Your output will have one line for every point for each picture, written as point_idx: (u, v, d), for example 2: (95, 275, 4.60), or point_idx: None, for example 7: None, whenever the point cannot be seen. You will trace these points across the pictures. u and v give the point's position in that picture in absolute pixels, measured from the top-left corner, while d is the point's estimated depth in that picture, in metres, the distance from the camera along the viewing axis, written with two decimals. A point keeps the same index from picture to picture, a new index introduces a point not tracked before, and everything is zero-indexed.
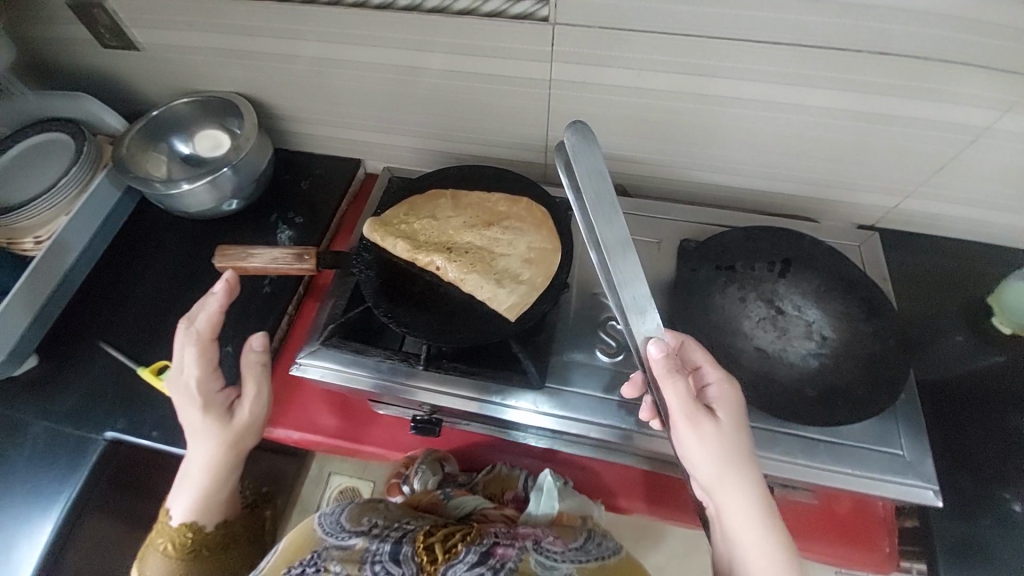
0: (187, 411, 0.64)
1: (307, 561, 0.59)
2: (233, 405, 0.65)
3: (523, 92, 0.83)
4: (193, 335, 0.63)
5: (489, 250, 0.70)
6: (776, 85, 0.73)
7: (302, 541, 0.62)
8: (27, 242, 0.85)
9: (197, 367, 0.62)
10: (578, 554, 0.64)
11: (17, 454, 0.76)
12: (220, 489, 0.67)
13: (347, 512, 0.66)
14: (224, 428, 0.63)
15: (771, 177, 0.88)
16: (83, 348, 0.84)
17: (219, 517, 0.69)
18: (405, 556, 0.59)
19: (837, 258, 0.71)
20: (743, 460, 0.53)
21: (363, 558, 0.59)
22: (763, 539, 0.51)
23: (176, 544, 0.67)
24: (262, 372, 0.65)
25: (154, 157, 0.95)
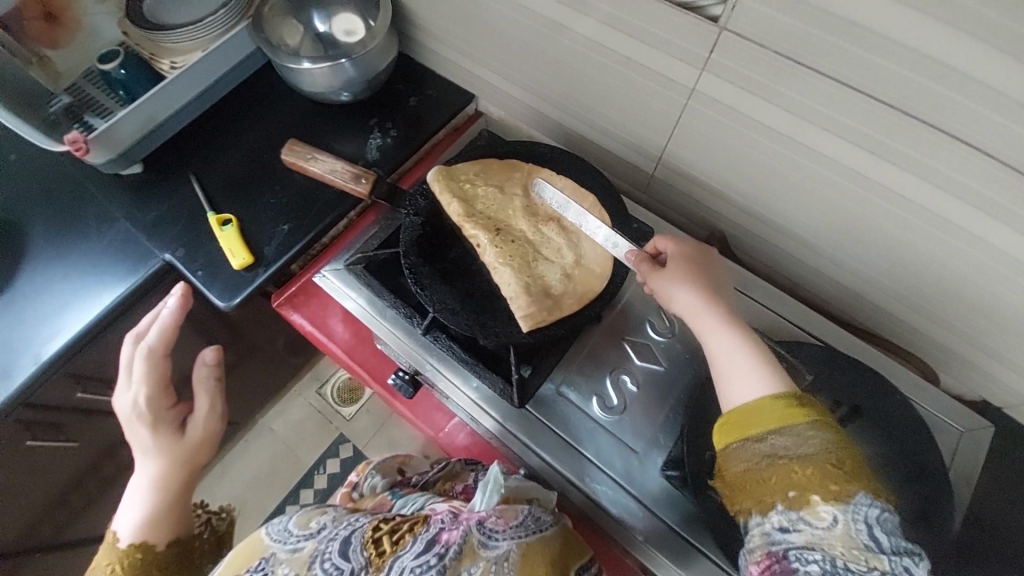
0: (134, 428, 0.63)
1: (255, 569, 0.53)
2: (185, 419, 0.64)
3: (657, 93, 0.72)
4: (144, 348, 0.64)
5: (534, 246, 0.67)
6: (963, 205, 0.57)
7: (250, 547, 0.55)
8: (164, 63, 0.92)
9: (146, 384, 0.63)
10: (518, 531, 0.59)
11: (99, 240, 0.88)
12: (172, 502, 0.61)
13: (297, 516, 0.60)
14: (176, 441, 0.63)
15: (899, 300, 0.72)
16: (178, 172, 0.93)
17: (172, 535, 0.60)
18: (353, 552, 0.53)
19: (922, 437, 0.57)
20: (699, 275, 0.57)
21: (313, 557, 0.53)
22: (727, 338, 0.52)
23: (124, 565, 0.57)
24: (215, 382, 0.66)
25: (292, 24, 0.97)
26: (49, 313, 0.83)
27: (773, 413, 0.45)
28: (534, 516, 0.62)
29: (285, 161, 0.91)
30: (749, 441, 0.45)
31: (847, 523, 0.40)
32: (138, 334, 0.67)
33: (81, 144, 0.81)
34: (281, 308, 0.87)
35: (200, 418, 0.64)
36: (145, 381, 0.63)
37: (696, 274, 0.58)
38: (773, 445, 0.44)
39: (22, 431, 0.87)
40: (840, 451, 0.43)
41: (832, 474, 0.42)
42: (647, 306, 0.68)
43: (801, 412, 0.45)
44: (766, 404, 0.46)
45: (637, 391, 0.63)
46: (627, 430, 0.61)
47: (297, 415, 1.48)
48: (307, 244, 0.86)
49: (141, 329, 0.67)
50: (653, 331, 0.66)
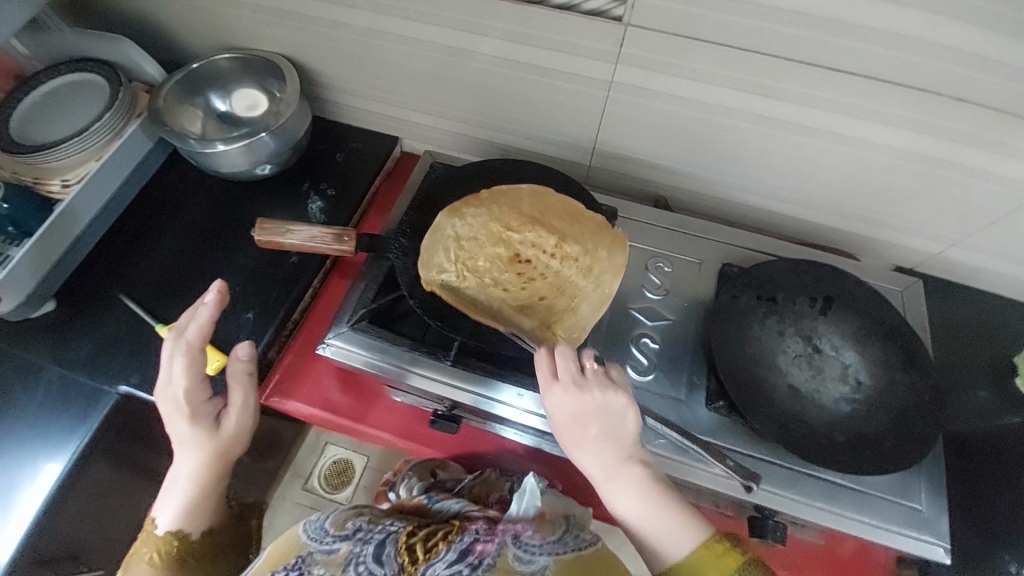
0: (175, 420, 0.64)
1: (292, 566, 0.62)
2: (220, 414, 0.66)
3: (578, 91, 0.81)
4: (183, 345, 0.64)
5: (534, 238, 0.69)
6: (844, 118, 0.71)
7: (286, 547, 0.64)
8: (54, 184, 0.83)
9: (186, 378, 0.63)
10: (556, 545, 0.62)
11: (27, 398, 0.75)
12: (208, 498, 0.66)
13: (333, 516, 0.68)
14: (211, 438, 0.64)
15: (817, 207, 0.86)
16: (102, 296, 0.83)
17: (207, 527, 0.67)
18: (388, 556, 0.62)
19: (880, 302, 0.69)
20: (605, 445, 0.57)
21: (346, 561, 0.62)
22: (637, 511, 0.57)
23: (162, 552, 0.65)
24: (248, 380, 0.66)
25: (190, 112, 0.92)
26: None
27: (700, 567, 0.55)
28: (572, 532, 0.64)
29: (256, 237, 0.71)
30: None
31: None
32: (176, 332, 0.65)
33: None
34: (272, 400, 0.81)
35: (236, 414, 0.65)
36: (184, 376, 0.63)
37: (591, 422, 0.57)
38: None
39: None
40: None
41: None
42: (636, 274, 0.75)
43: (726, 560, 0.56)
44: (693, 556, 0.56)
45: (659, 347, 0.69)
46: (661, 384, 0.67)
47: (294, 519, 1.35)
48: (280, 325, 0.82)
49: (179, 324, 0.65)
50: (650, 293, 0.73)
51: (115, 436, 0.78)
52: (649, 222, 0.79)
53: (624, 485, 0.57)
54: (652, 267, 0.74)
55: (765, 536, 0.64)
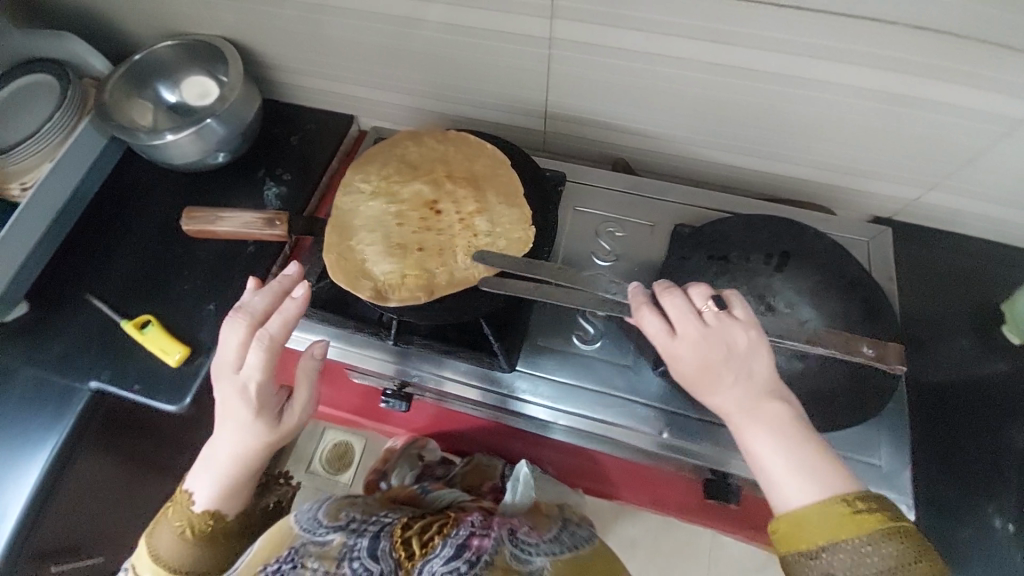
0: (236, 409, 0.56)
1: (284, 559, 0.54)
2: (285, 408, 0.58)
3: (520, 52, 0.77)
4: (265, 338, 0.55)
5: (467, 196, 0.69)
6: (798, 59, 0.66)
7: (279, 538, 0.57)
8: (14, 189, 0.83)
9: (260, 369, 0.55)
10: (552, 546, 0.64)
11: (6, 397, 0.78)
12: (251, 483, 0.60)
13: (327, 507, 0.60)
14: (273, 431, 0.57)
15: (784, 158, 0.82)
16: (70, 297, 0.85)
17: (243, 508, 0.62)
18: (383, 552, 0.55)
19: (839, 253, 0.66)
20: (724, 377, 0.51)
21: (341, 555, 0.54)
22: (812, 467, 0.49)
23: (194, 530, 0.58)
24: (319, 380, 0.59)
25: (139, 105, 0.91)
26: None
27: (831, 524, 0.46)
28: (568, 530, 0.67)
29: (185, 231, 0.79)
30: (802, 553, 0.47)
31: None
32: (257, 321, 0.56)
33: None
34: None
35: (301, 408, 0.58)
36: (258, 367, 0.55)
37: (712, 364, 0.51)
38: (828, 560, 0.46)
39: None
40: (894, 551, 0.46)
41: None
42: (586, 241, 0.72)
43: (860, 525, 0.46)
44: (821, 513, 0.47)
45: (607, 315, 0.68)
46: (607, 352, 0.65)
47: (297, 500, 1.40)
48: None
49: (260, 315, 0.56)
50: (599, 260, 0.71)
51: (96, 432, 0.80)
52: (600, 186, 0.76)
53: (767, 421, 0.50)
54: (603, 233, 0.72)
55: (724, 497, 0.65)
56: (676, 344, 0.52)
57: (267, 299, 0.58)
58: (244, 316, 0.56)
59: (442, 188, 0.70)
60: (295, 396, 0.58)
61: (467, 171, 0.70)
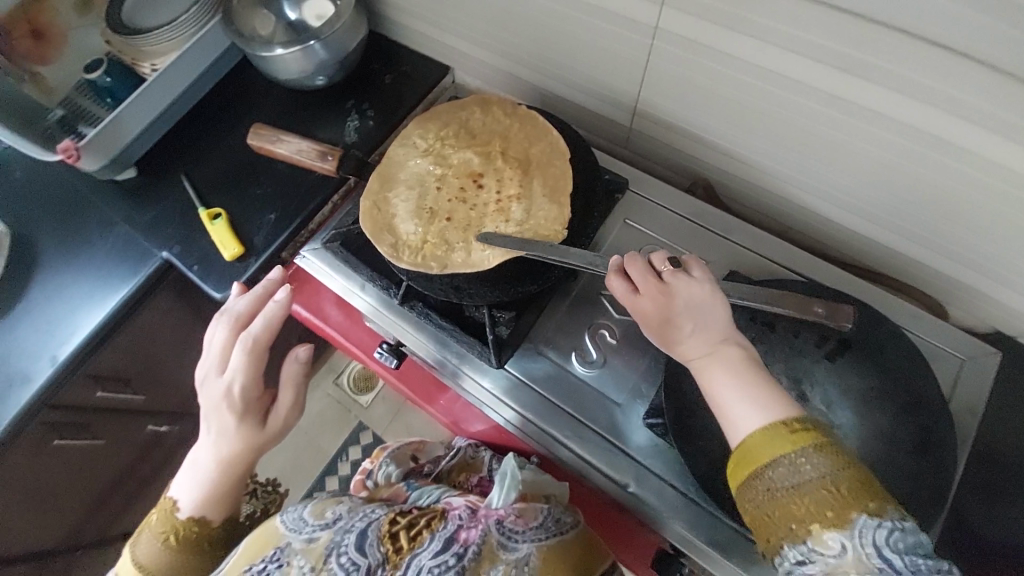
0: (221, 413, 0.62)
1: (270, 559, 0.55)
2: (269, 410, 0.64)
3: (622, 37, 0.69)
4: (248, 339, 0.62)
5: (511, 180, 0.66)
6: (947, 116, 0.53)
7: (266, 536, 0.57)
8: (145, 67, 0.95)
9: (243, 371, 0.62)
10: (538, 532, 0.62)
11: (102, 245, 0.92)
12: (233, 485, 0.63)
13: (311, 505, 0.61)
14: (258, 432, 0.62)
15: (896, 230, 0.68)
16: (169, 175, 0.96)
17: (227, 514, 0.64)
18: (370, 544, 0.56)
19: (915, 363, 0.55)
20: (682, 325, 0.50)
21: (328, 551, 0.55)
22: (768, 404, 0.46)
23: (179, 537, 0.61)
24: (302, 382, 0.65)
25: (261, 16, 0.96)
26: (61, 317, 0.88)
27: (775, 438, 0.44)
28: (553, 517, 0.63)
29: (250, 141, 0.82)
30: (752, 475, 0.45)
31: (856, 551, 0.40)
32: (239, 323, 0.64)
33: (73, 151, 0.84)
34: None
35: (284, 410, 0.64)
36: (242, 369, 0.61)
37: (667, 319, 0.50)
38: (775, 475, 0.44)
39: (49, 432, 0.91)
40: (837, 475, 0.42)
41: (830, 500, 0.41)
42: (624, 260, 0.66)
43: (797, 439, 0.43)
44: (764, 431, 0.45)
45: (617, 344, 0.63)
46: (604, 383, 0.62)
47: (317, 405, 1.53)
48: (293, 230, 0.88)
49: (243, 317, 0.64)
50: None
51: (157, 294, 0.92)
52: (661, 205, 0.69)
53: (725, 366, 0.48)
54: (645, 251, 0.64)
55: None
56: (639, 303, 0.52)
57: (249, 302, 0.65)
58: (229, 319, 0.64)
59: (491, 164, 0.68)
60: (279, 398, 0.64)
61: (521, 154, 0.68)
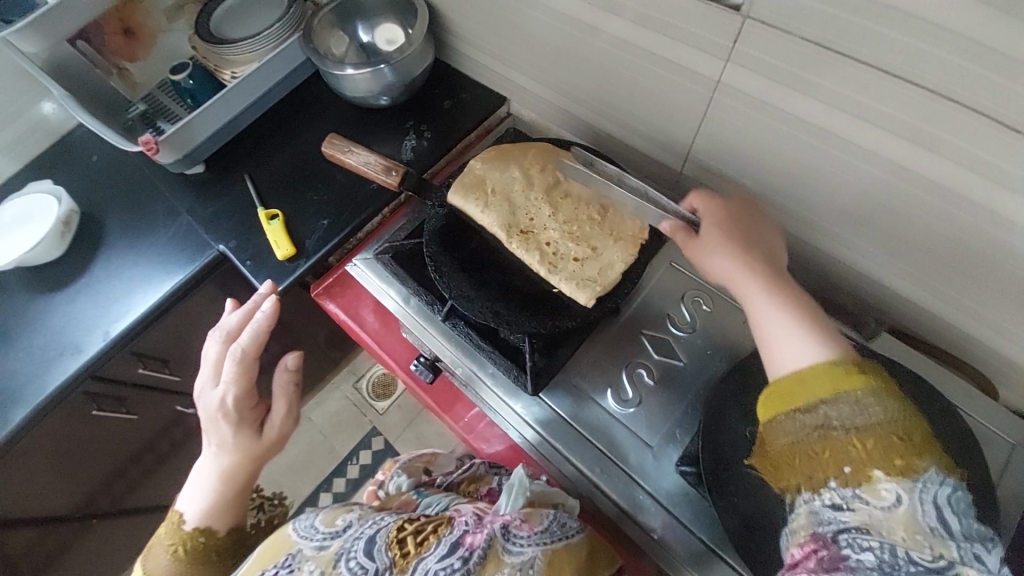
0: (219, 425, 0.66)
1: (282, 565, 0.54)
2: (264, 419, 0.68)
3: (685, 87, 0.71)
4: (238, 351, 0.66)
5: (552, 244, 0.66)
6: (1009, 193, 0.53)
7: (276, 544, 0.56)
8: (226, 74, 1.02)
9: (236, 384, 0.66)
10: (543, 536, 0.60)
11: (164, 231, 0.98)
12: (235, 495, 0.66)
13: (324, 513, 0.60)
14: (254, 441, 0.66)
15: (948, 301, 0.67)
16: (234, 173, 1.01)
17: (233, 525, 0.66)
18: (377, 551, 0.54)
19: (969, 449, 0.52)
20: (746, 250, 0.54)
21: (338, 557, 0.54)
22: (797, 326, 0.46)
23: (188, 547, 0.63)
24: (292, 391, 0.69)
25: (337, 36, 1.02)
26: (117, 296, 0.93)
27: (825, 377, 0.41)
28: (559, 521, 0.62)
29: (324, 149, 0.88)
30: (797, 410, 0.41)
31: (913, 504, 0.35)
32: (229, 337, 0.69)
33: (154, 145, 0.90)
34: (317, 298, 0.92)
35: (277, 418, 0.68)
36: (235, 380, 0.66)
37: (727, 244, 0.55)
38: (830, 413, 0.40)
39: (92, 403, 0.95)
40: (904, 420, 0.38)
41: (897, 447, 0.37)
42: (666, 301, 0.67)
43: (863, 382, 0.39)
44: (813, 369, 0.42)
45: (653, 385, 0.62)
46: (636, 423, 0.61)
47: (334, 406, 1.55)
48: (344, 237, 0.91)
49: (232, 331, 0.69)
50: (672, 326, 0.65)
51: (209, 283, 0.97)
52: None
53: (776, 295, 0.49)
54: (688, 299, 0.65)
55: None
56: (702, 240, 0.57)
57: (239, 318, 0.71)
58: (220, 335, 0.69)
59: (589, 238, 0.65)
60: (271, 409, 0.69)
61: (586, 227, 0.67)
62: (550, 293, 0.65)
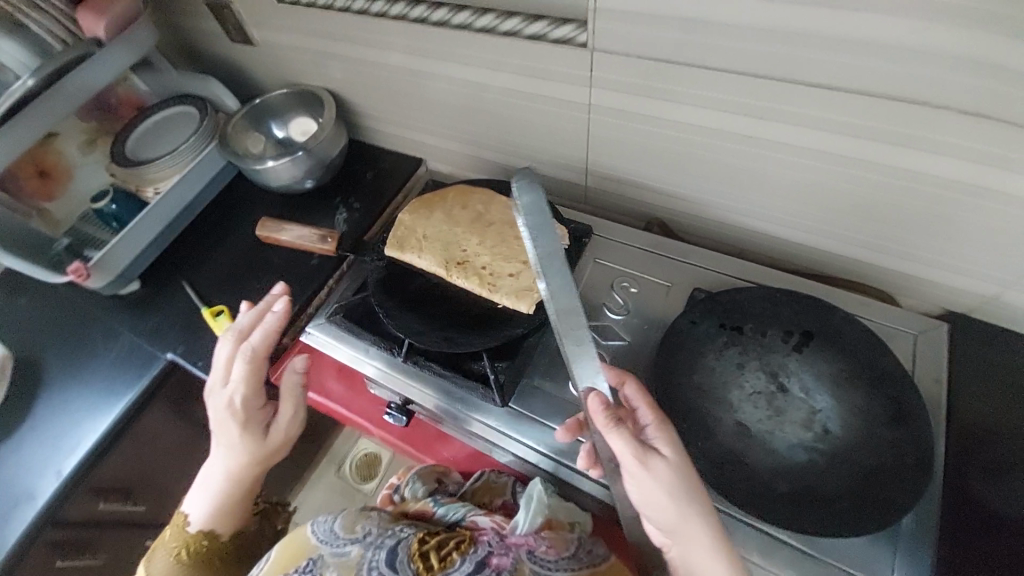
0: (228, 424, 0.75)
1: (304, 568, 0.62)
2: (269, 423, 0.77)
3: (566, 114, 0.83)
4: (248, 349, 0.74)
5: (488, 267, 0.72)
6: (830, 135, 0.65)
7: (296, 550, 0.65)
8: (149, 190, 1.04)
9: (244, 389, 0.74)
10: (571, 561, 0.65)
11: (105, 355, 0.96)
12: (236, 495, 0.79)
13: (342, 518, 0.69)
14: (258, 444, 0.76)
15: (826, 235, 0.78)
16: (171, 283, 1.02)
17: (232, 520, 0.81)
18: (400, 563, 0.62)
19: (873, 344, 0.60)
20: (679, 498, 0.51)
21: (360, 565, 0.62)
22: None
23: (190, 549, 0.79)
24: (299, 394, 0.77)
25: (253, 137, 1.10)
26: (62, 432, 0.88)
27: None
28: (586, 548, 0.67)
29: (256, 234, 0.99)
30: None
31: None
32: (240, 337, 0.76)
33: (83, 271, 0.91)
34: None
35: (281, 425, 0.77)
36: (243, 384, 0.74)
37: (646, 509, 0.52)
38: None
39: (51, 558, 0.90)
40: None
41: None
42: (600, 293, 0.74)
43: None
44: None
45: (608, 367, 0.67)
46: None
47: (321, 500, 1.47)
48: (294, 315, 0.93)
49: (244, 331, 0.76)
50: (610, 312, 0.71)
51: (163, 395, 0.95)
52: (626, 242, 0.77)
53: (699, 529, 0.50)
54: (617, 288, 0.73)
55: None
56: (649, 457, 0.51)
57: (251, 317, 0.77)
58: (234, 335, 0.76)
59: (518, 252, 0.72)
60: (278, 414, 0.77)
61: (513, 244, 0.73)
62: (494, 311, 0.70)
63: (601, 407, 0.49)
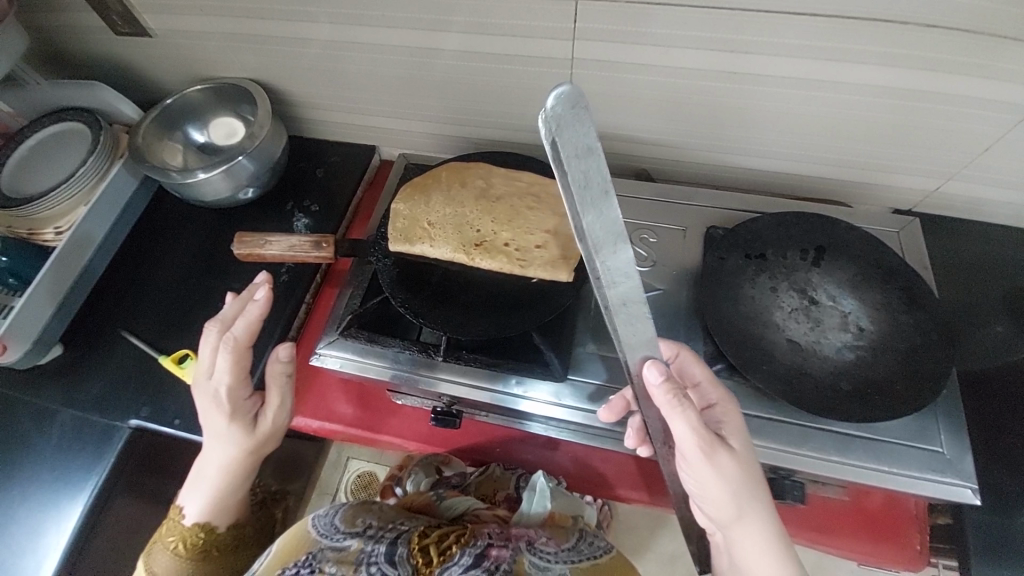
0: (214, 415, 0.68)
1: (302, 563, 0.63)
2: (258, 414, 0.70)
3: (545, 73, 0.79)
4: (230, 342, 0.65)
5: (511, 244, 0.69)
6: (814, 62, 0.68)
7: (297, 543, 0.66)
8: (48, 233, 0.85)
9: (228, 377, 0.66)
10: (571, 553, 0.69)
11: (44, 441, 0.78)
12: (230, 491, 0.72)
13: (342, 513, 0.70)
14: (248, 436, 0.69)
15: (803, 159, 0.83)
16: (106, 336, 0.85)
17: (231, 519, 0.76)
18: (400, 557, 0.63)
19: (876, 245, 0.67)
20: (747, 485, 0.52)
21: (358, 560, 0.63)
22: (769, 563, 0.53)
23: (188, 543, 0.73)
24: (286, 383, 0.70)
25: (169, 147, 0.93)
26: (21, 541, 0.73)
27: None
28: (586, 541, 0.71)
29: (235, 256, 0.77)
30: None
31: None
32: (226, 327, 0.67)
33: None
34: None
35: (271, 414, 0.70)
36: (229, 373, 0.65)
37: (709, 494, 0.52)
38: None
39: None
40: None
41: None
42: None
43: None
44: None
45: (652, 319, 0.69)
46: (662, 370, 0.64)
47: None
48: (279, 340, 0.82)
49: (230, 320, 0.67)
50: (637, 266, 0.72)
51: (135, 470, 0.80)
52: (631, 196, 0.78)
53: (755, 514, 0.52)
54: (636, 241, 0.74)
55: (785, 497, 0.63)
56: (718, 449, 0.51)
57: (236, 305, 0.68)
58: (217, 324, 0.67)
59: (537, 224, 0.70)
60: (267, 403, 0.70)
61: (530, 217, 0.70)
62: (529, 286, 0.68)
63: (658, 380, 0.47)
